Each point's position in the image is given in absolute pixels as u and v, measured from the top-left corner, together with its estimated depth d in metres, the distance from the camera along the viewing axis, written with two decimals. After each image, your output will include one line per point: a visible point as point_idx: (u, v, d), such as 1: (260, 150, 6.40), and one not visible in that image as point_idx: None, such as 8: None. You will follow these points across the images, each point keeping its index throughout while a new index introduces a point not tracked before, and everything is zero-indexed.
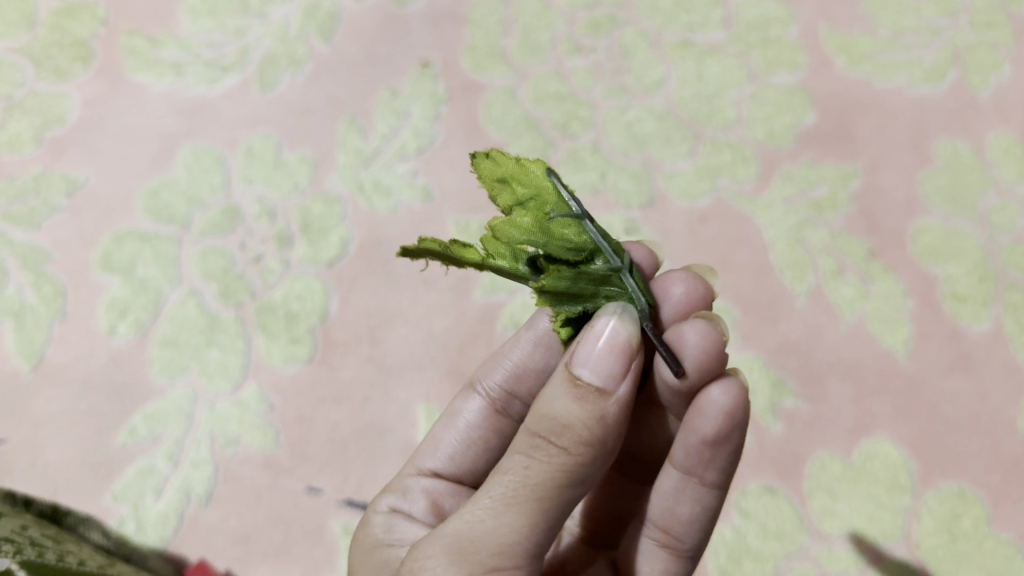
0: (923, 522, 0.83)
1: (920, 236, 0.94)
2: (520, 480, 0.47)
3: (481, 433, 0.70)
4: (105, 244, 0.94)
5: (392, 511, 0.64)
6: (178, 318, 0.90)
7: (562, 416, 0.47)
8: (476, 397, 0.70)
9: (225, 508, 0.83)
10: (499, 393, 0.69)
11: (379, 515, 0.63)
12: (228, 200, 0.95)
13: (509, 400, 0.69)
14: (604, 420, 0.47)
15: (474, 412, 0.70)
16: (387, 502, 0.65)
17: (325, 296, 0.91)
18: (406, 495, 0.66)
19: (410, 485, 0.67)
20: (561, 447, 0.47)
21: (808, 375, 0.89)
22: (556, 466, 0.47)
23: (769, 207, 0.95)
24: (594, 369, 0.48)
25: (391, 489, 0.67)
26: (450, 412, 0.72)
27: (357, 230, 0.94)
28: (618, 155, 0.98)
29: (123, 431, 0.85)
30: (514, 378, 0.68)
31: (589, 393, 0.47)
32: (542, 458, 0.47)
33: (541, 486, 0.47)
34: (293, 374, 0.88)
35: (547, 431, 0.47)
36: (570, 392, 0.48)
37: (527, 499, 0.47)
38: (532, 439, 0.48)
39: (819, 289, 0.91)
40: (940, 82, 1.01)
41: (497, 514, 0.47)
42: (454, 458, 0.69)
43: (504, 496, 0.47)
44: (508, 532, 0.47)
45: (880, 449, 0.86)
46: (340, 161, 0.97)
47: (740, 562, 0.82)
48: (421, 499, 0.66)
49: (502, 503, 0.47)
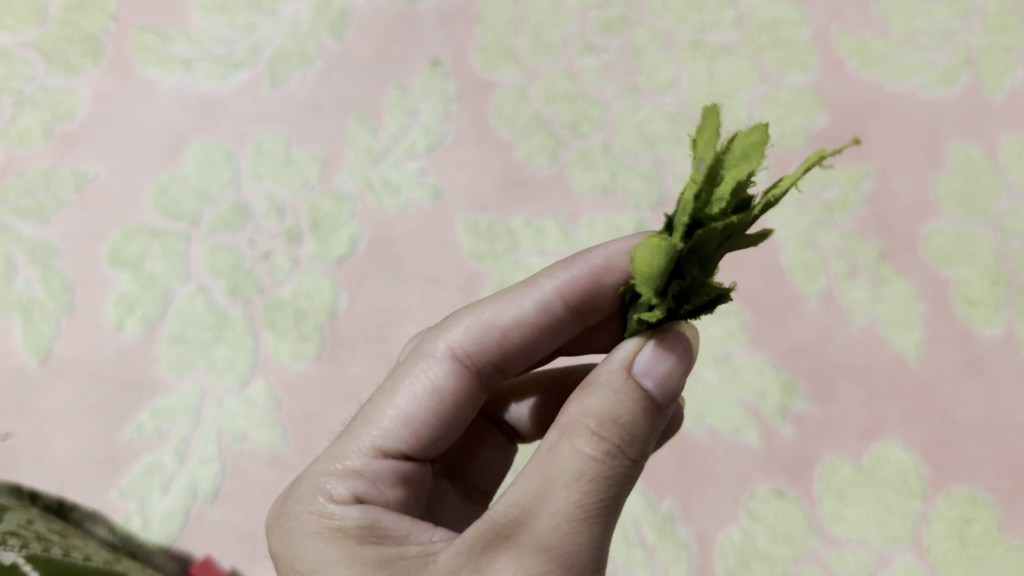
0: (933, 527, 0.82)
1: (932, 239, 0.93)
2: (599, 489, 0.45)
3: (449, 405, 0.61)
4: (114, 239, 0.93)
5: (361, 502, 0.54)
6: (187, 314, 0.89)
7: (632, 425, 0.47)
8: (442, 360, 0.61)
9: (231, 504, 0.82)
10: (479, 362, 0.62)
11: (350, 509, 0.53)
12: (238, 196, 0.95)
13: (491, 372, 0.63)
14: (654, 430, 0.48)
15: (443, 376, 0.61)
16: (347, 487, 0.55)
17: (333, 294, 0.90)
18: (377, 483, 0.56)
19: (376, 472, 0.57)
20: (630, 456, 0.47)
21: (818, 378, 0.88)
22: (625, 473, 0.46)
23: (780, 208, 0.95)
24: (662, 381, 0.48)
25: (348, 471, 0.56)
26: (401, 371, 0.62)
27: (366, 229, 0.93)
28: (628, 156, 0.97)
29: (130, 427, 0.85)
30: (504, 350, 0.63)
31: (651, 402, 0.48)
32: (618, 466, 0.46)
33: (617, 494, 0.46)
34: (301, 372, 0.87)
35: (622, 438, 0.46)
36: (635, 400, 0.47)
37: (608, 508, 0.46)
38: (599, 444, 0.46)
39: (830, 291, 0.91)
40: (954, 84, 1.00)
41: (582, 523, 0.45)
42: (420, 432, 0.60)
43: (587, 506, 0.45)
44: (594, 544, 0.45)
45: (891, 453, 0.85)
46: (350, 159, 0.97)
47: (748, 565, 0.82)
48: (389, 489, 0.57)
49: (588, 515, 0.45)
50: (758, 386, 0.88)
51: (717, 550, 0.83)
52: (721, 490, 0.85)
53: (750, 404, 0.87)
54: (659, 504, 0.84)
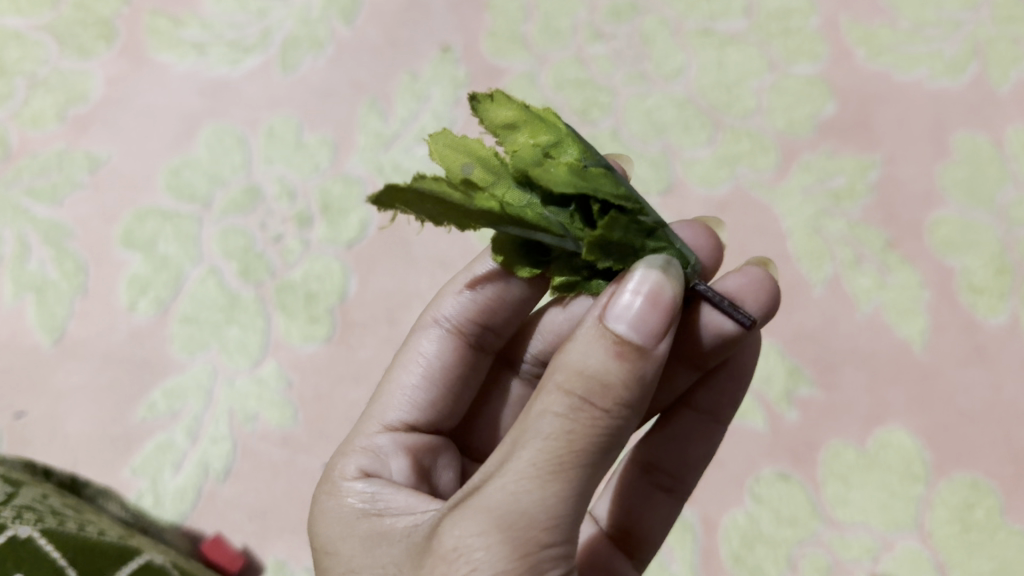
0: (936, 512, 0.83)
1: (937, 228, 0.94)
2: (564, 445, 0.46)
3: (445, 372, 0.65)
4: (127, 222, 0.94)
5: (368, 476, 0.59)
6: (199, 295, 0.90)
7: (601, 374, 0.47)
8: (438, 334, 0.66)
9: (242, 482, 0.82)
10: (465, 327, 0.65)
11: (356, 483, 0.58)
12: (249, 179, 0.96)
13: (481, 333, 0.66)
14: (637, 381, 0.48)
15: (433, 346, 0.66)
16: (358, 464, 0.60)
17: (344, 277, 0.91)
18: (381, 456, 0.61)
19: (378, 443, 0.62)
20: (602, 408, 0.47)
21: (823, 364, 0.89)
22: (595, 427, 0.47)
23: (787, 196, 0.96)
24: (633, 326, 0.48)
25: (359, 448, 0.61)
26: (405, 350, 0.67)
27: (376, 213, 0.94)
28: (637, 143, 0.99)
29: (142, 406, 0.86)
30: (487, 312, 0.65)
31: (628, 349, 0.48)
32: (584, 419, 0.47)
33: (583, 448, 0.47)
34: (312, 353, 0.88)
35: (586, 391, 0.47)
36: (607, 350, 0.48)
37: (570, 464, 0.46)
38: (567, 400, 0.47)
39: (835, 279, 0.92)
40: (960, 75, 1.01)
41: (540, 481, 0.46)
42: (418, 400, 0.65)
43: (547, 463, 0.46)
44: (552, 503, 0.46)
45: (894, 438, 0.86)
46: (360, 143, 0.98)
47: (752, 547, 0.82)
48: (396, 457, 0.61)
49: (547, 471, 0.46)
50: (763, 372, 0.89)
51: (721, 532, 0.83)
52: (726, 474, 0.85)
53: (755, 388, 0.88)
54: None
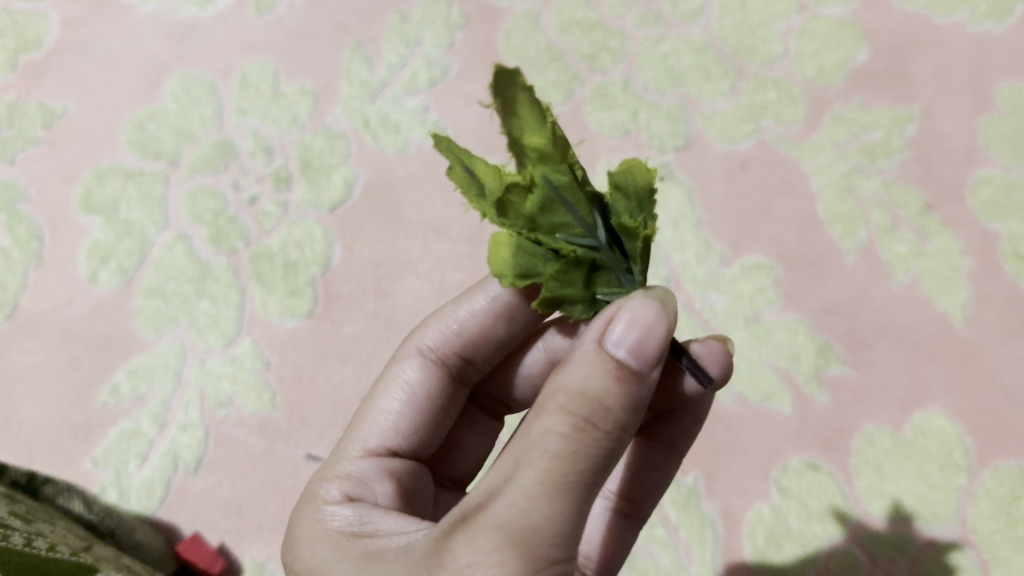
0: (979, 505, 0.74)
1: (980, 187, 0.84)
2: (568, 465, 0.40)
3: (429, 400, 0.58)
4: (86, 181, 0.85)
5: (353, 500, 0.51)
6: (166, 264, 0.81)
7: (603, 396, 0.42)
8: (420, 361, 0.58)
9: (216, 475, 0.74)
10: (452, 357, 0.58)
11: (342, 508, 0.50)
12: (221, 134, 0.86)
13: (462, 365, 0.59)
14: (638, 405, 0.42)
15: (417, 373, 0.58)
16: (341, 488, 0.52)
17: (327, 245, 0.82)
18: (365, 480, 0.53)
19: (359, 469, 0.54)
20: (605, 431, 0.41)
21: (856, 340, 0.81)
22: (600, 449, 0.41)
23: (817, 152, 0.87)
24: (636, 350, 0.42)
25: (338, 474, 0.54)
26: (382, 379, 0.59)
27: (362, 171, 0.85)
28: (651, 92, 0.90)
29: (105, 389, 0.77)
30: (473, 345, 0.57)
31: (629, 374, 0.42)
32: (588, 441, 0.41)
33: (588, 472, 0.41)
34: (292, 330, 0.79)
35: (589, 412, 0.41)
36: (608, 372, 0.42)
37: (576, 486, 0.40)
38: (568, 419, 0.41)
39: (870, 245, 0.83)
40: (1006, 17, 0.90)
41: (548, 499, 0.40)
42: (402, 425, 0.57)
43: (552, 485, 0.40)
44: (563, 522, 0.40)
45: (934, 423, 0.77)
46: (344, 93, 0.88)
47: (778, 545, 0.75)
48: (381, 481, 0.54)
49: (554, 491, 0.40)
50: (792, 349, 0.80)
51: (745, 528, 0.76)
52: (750, 463, 0.77)
53: (781, 367, 0.80)
54: (683, 478, 0.77)
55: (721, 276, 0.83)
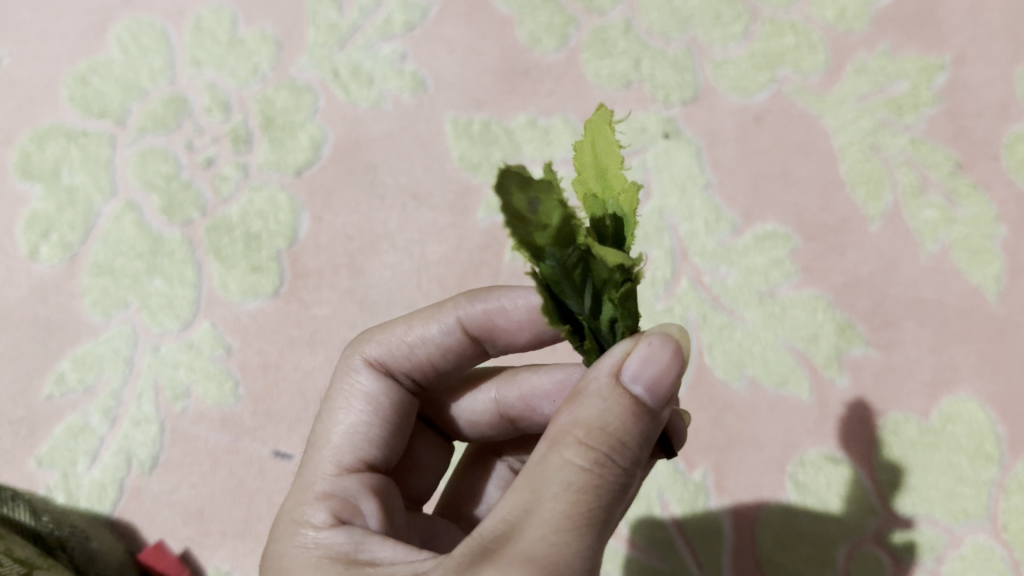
0: (1012, 500, 0.67)
1: (1016, 145, 0.75)
2: (592, 502, 0.35)
3: (395, 412, 0.52)
4: (24, 144, 0.76)
5: (345, 523, 0.45)
6: (114, 237, 0.73)
7: (622, 431, 0.36)
8: (373, 375, 0.52)
9: (174, 475, 0.68)
10: (405, 374, 0.52)
11: (334, 533, 0.44)
12: (173, 88, 0.77)
13: (416, 382, 0.53)
14: (652, 441, 0.37)
15: (375, 383, 0.52)
16: (325, 509, 0.45)
17: (293, 214, 0.74)
18: (352, 498, 0.47)
19: (345, 487, 0.47)
20: (626, 466, 0.36)
21: (880, 319, 0.72)
22: (621, 486, 0.36)
23: (839, 105, 0.77)
24: (653, 387, 0.36)
25: (320, 495, 0.47)
26: (331, 394, 0.53)
27: (332, 130, 0.76)
28: (656, 37, 0.80)
29: (49, 379, 0.70)
30: (430, 361, 0.53)
31: (645, 409, 0.37)
32: (609, 478, 0.36)
33: (609, 510, 0.36)
34: (255, 311, 0.71)
35: (610, 447, 0.36)
36: (629, 407, 0.36)
37: (599, 524, 0.35)
38: (588, 454, 0.36)
39: (896, 209, 0.74)
40: None
41: (571, 539, 0.35)
42: (373, 436, 0.50)
43: (577, 522, 0.35)
44: (585, 563, 0.35)
45: (964, 408, 0.69)
46: (310, 39, 0.78)
47: (791, 547, 0.68)
48: (368, 498, 0.47)
49: (579, 527, 0.35)
50: (809, 329, 0.72)
51: (755, 530, 0.69)
52: (764, 456, 0.70)
53: (799, 349, 0.72)
54: (690, 474, 0.70)
55: (730, 246, 0.74)
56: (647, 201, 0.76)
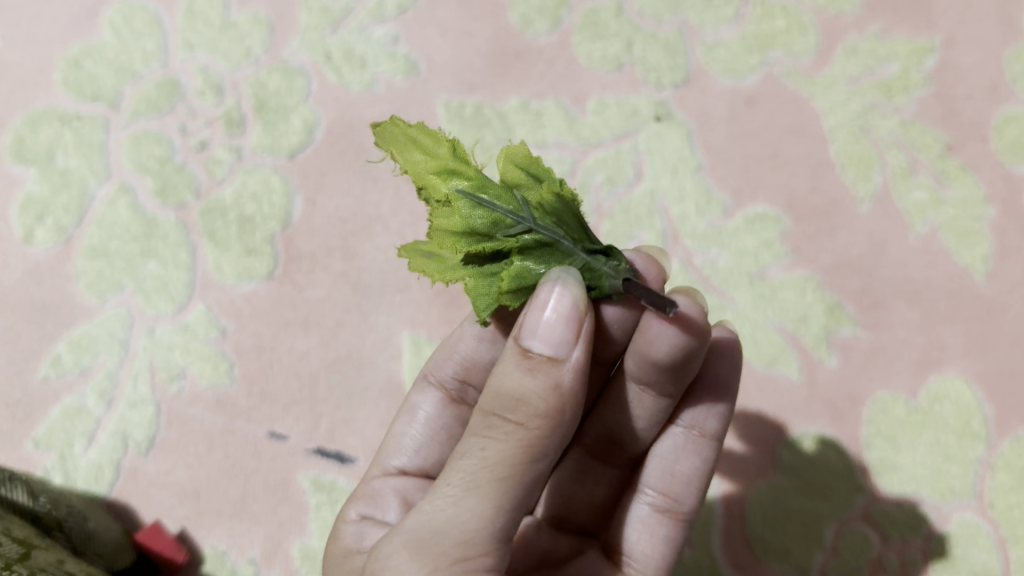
0: (998, 477, 0.68)
1: (1004, 128, 0.76)
2: (478, 463, 0.40)
3: (452, 429, 0.59)
4: (17, 128, 0.76)
5: (363, 518, 0.53)
6: (108, 221, 0.74)
7: (516, 389, 0.41)
8: (429, 390, 0.59)
9: (170, 456, 0.68)
10: (454, 382, 0.58)
11: (351, 525, 0.52)
12: (165, 71, 0.77)
13: (464, 386, 0.59)
14: (561, 395, 0.40)
15: (432, 403, 0.59)
16: (356, 509, 0.54)
17: (287, 197, 0.74)
18: (376, 497, 0.55)
19: (377, 489, 0.56)
20: (518, 423, 0.40)
21: (869, 300, 0.73)
22: (514, 445, 0.40)
23: (830, 87, 0.78)
24: (543, 340, 0.41)
25: (360, 496, 0.56)
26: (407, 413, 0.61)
27: (325, 112, 0.77)
28: (647, 19, 0.80)
29: (45, 361, 0.70)
30: (467, 367, 0.58)
31: (542, 363, 0.41)
32: (499, 437, 0.40)
33: (501, 467, 0.40)
34: (249, 294, 0.72)
35: (501, 407, 0.41)
36: (521, 366, 0.41)
37: (490, 481, 0.40)
38: (487, 420, 0.41)
39: (885, 191, 0.75)
40: None
41: (455, 499, 0.40)
42: (433, 454, 0.58)
43: (464, 481, 0.40)
44: (467, 520, 0.39)
45: (951, 388, 0.70)
46: (302, 21, 0.79)
47: (779, 526, 0.68)
48: (392, 500, 0.54)
49: (462, 488, 0.40)
50: (799, 309, 0.73)
51: (744, 510, 0.69)
52: (755, 436, 0.70)
53: (788, 330, 0.72)
54: None
55: (721, 228, 0.75)
56: (638, 183, 0.76)
